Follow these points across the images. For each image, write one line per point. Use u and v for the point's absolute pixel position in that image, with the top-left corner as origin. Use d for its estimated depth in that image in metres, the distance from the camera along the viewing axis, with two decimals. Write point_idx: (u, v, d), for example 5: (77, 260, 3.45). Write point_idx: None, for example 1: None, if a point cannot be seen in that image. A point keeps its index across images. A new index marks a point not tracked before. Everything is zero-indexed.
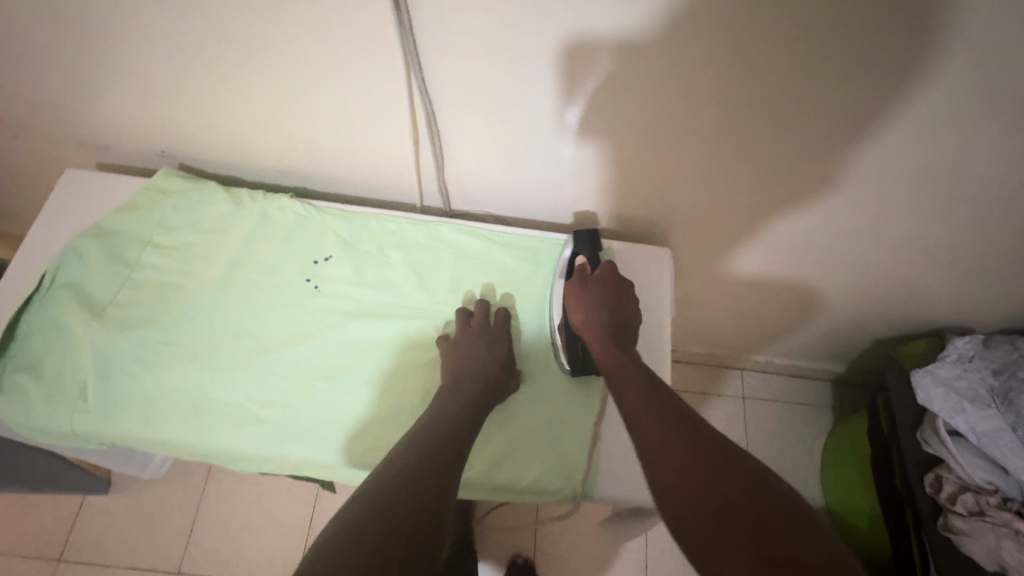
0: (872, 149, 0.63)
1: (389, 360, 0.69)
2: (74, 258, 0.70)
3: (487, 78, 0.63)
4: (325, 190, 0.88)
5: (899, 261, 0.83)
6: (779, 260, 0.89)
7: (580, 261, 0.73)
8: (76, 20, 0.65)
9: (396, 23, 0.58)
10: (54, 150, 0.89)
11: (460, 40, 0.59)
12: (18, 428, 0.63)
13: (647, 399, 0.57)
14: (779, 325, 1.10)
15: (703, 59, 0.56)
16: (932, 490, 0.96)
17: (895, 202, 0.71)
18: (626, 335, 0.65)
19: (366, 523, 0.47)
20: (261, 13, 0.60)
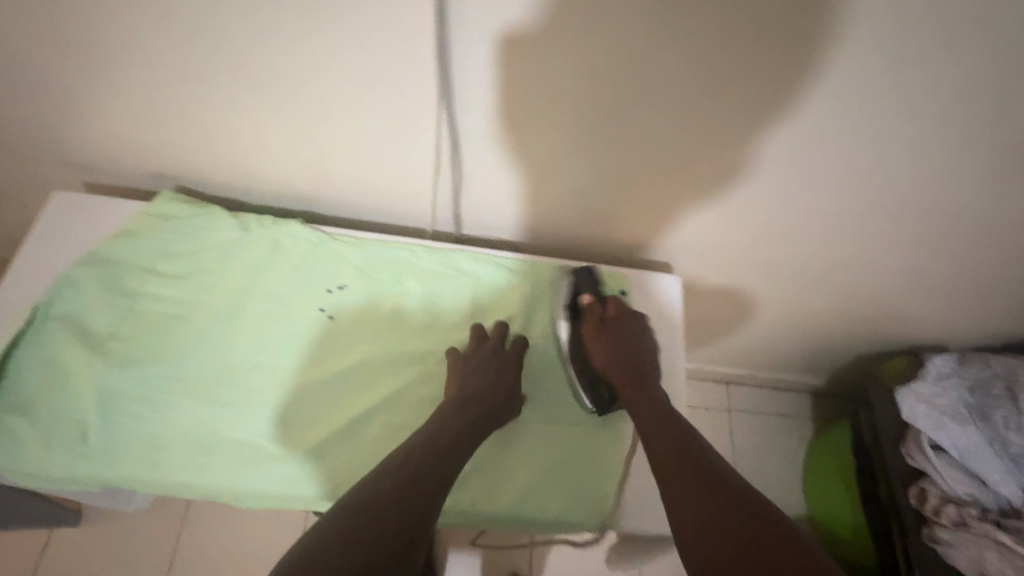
0: (875, 176, 0.68)
1: (411, 392, 0.68)
2: (69, 288, 0.66)
3: (517, 102, 0.63)
4: (332, 215, 0.86)
5: (884, 276, 0.89)
6: (773, 278, 0.93)
7: (587, 300, 0.74)
8: (82, 31, 0.61)
9: (432, 41, 0.57)
10: (33, 168, 0.83)
11: (494, 62, 0.58)
12: (8, 478, 0.58)
13: (654, 420, 0.62)
14: (770, 333, 1.15)
15: (733, 89, 0.58)
16: (917, 502, 1.02)
17: (887, 222, 0.76)
18: (647, 371, 0.69)
19: (349, 526, 0.47)
20: (290, 28, 0.58)
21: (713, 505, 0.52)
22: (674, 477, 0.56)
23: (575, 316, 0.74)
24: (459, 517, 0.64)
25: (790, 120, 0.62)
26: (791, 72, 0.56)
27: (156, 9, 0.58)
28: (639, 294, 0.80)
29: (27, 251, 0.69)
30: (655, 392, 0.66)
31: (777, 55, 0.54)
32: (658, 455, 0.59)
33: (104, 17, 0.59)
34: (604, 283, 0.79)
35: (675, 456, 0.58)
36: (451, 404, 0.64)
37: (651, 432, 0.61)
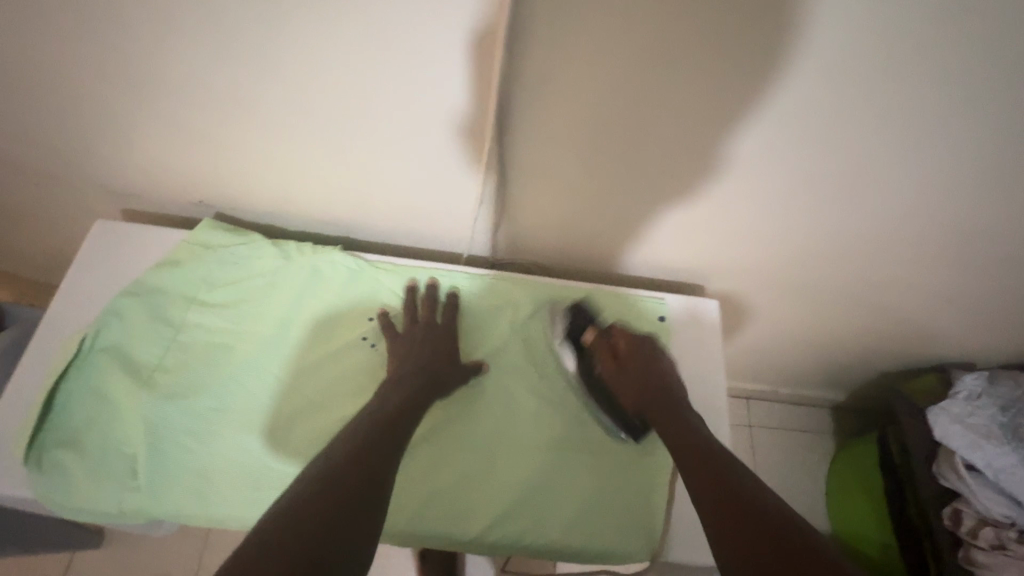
0: (913, 197, 0.69)
1: (456, 421, 0.70)
2: (115, 319, 0.66)
3: (566, 134, 0.64)
4: (369, 241, 0.87)
5: (913, 287, 0.90)
6: (803, 291, 0.94)
7: (590, 340, 0.74)
8: (140, 64, 0.62)
9: (490, 78, 0.58)
10: (73, 194, 0.84)
11: (550, 97, 0.59)
12: (58, 512, 0.58)
13: (686, 444, 0.61)
14: (795, 343, 1.15)
15: (784, 121, 0.60)
16: (951, 523, 1.01)
17: (922, 239, 0.77)
18: (670, 394, 0.67)
19: (313, 507, 0.47)
20: (348, 64, 0.59)
21: (739, 502, 0.53)
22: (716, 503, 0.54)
23: (581, 352, 0.74)
24: (508, 547, 0.64)
25: (831, 147, 0.63)
26: (842, 103, 0.57)
27: (219, 45, 0.59)
28: (677, 321, 0.81)
29: (74, 280, 0.69)
30: (687, 416, 0.65)
31: (832, 89, 0.56)
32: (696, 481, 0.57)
33: (165, 49, 0.60)
34: (644, 309, 0.81)
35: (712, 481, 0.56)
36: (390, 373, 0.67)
37: (685, 457, 0.60)
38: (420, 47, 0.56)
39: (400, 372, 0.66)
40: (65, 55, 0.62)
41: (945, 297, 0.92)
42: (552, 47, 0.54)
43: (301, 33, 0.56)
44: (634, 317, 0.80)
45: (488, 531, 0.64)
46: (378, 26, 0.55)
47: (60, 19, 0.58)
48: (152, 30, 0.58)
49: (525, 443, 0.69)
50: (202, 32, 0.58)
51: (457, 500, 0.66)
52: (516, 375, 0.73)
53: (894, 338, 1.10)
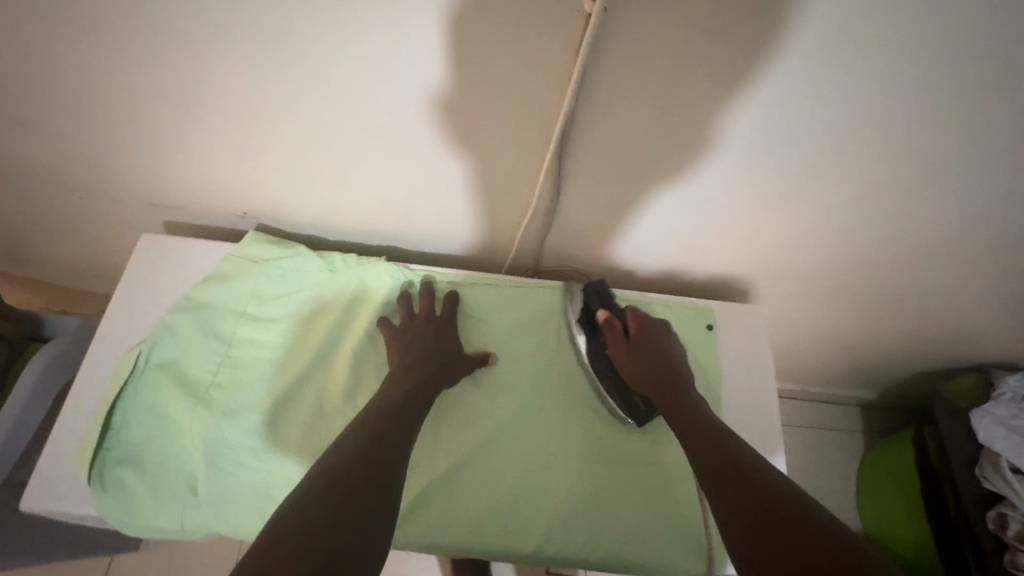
0: (972, 195, 0.68)
1: (510, 432, 0.69)
2: (167, 335, 0.66)
3: (628, 144, 0.63)
4: (415, 251, 0.88)
5: (958, 283, 0.89)
6: (845, 287, 0.93)
7: (604, 317, 0.73)
8: (198, 82, 0.61)
9: (559, 92, 0.57)
10: (118, 208, 0.85)
11: (618, 109, 0.59)
12: (123, 530, 0.59)
13: (698, 436, 0.58)
14: (833, 339, 1.14)
15: (848, 128, 0.59)
16: (996, 527, 0.98)
17: (975, 235, 0.76)
18: (678, 379, 0.66)
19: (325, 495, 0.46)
20: (412, 81, 0.58)
21: (746, 481, 0.51)
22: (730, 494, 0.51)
23: (593, 332, 0.74)
24: (565, 561, 0.64)
25: (893, 151, 0.62)
26: (909, 109, 0.56)
27: (274, 66, 0.58)
28: (727, 330, 0.80)
29: (132, 296, 0.70)
30: (692, 399, 0.64)
31: (901, 98, 0.55)
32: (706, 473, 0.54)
33: (226, 68, 0.59)
34: (693, 315, 0.80)
35: (725, 470, 0.53)
36: (393, 367, 0.66)
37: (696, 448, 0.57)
38: (490, 64, 0.55)
39: (403, 361, 0.66)
40: (122, 75, 0.62)
41: (993, 293, 0.90)
42: (630, 61, 0.53)
43: (370, 53, 0.56)
44: (684, 326, 0.79)
45: (545, 545, 0.64)
46: (449, 44, 0.53)
47: (122, 39, 0.57)
48: (216, 49, 0.57)
49: (578, 456, 0.69)
50: (266, 51, 0.57)
51: (514, 514, 0.65)
52: (566, 381, 0.73)
53: (933, 336, 1.09)
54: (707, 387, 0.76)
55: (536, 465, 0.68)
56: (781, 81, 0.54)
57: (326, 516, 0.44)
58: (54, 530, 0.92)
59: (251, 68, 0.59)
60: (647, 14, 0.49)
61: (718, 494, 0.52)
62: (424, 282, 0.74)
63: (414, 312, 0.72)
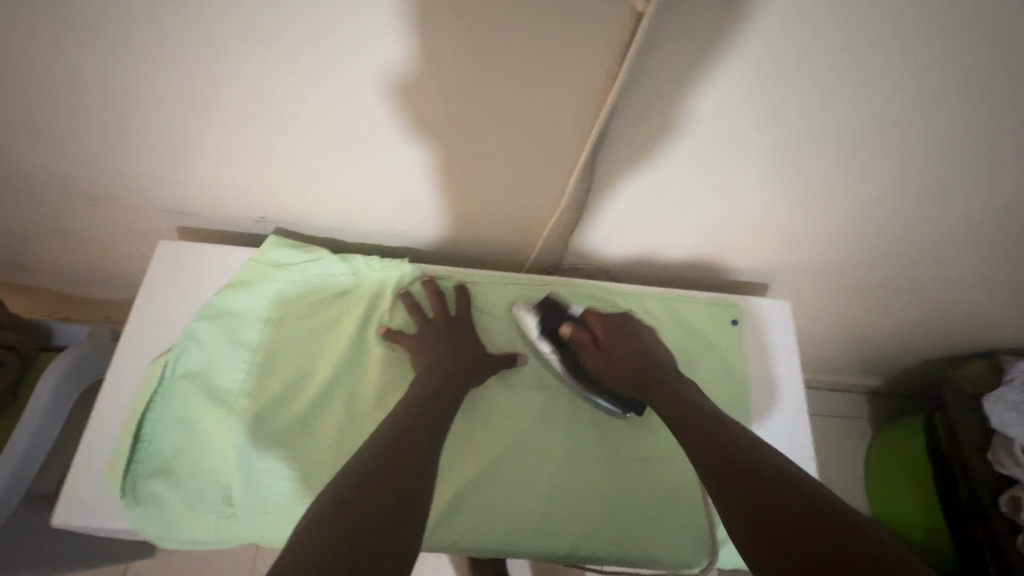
0: (988, 181, 0.69)
1: (541, 430, 0.69)
2: (193, 344, 0.65)
3: (662, 140, 0.64)
4: (437, 251, 0.88)
5: (969, 271, 0.90)
6: (858, 276, 0.94)
7: (569, 331, 0.70)
8: (225, 87, 0.60)
9: (600, 90, 0.57)
10: (131, 215, 0.83)
11: (658, 106, 0.59)
12: (160, 541, 0.59)
13: (704, 437, 0.55)
14: (846, 329, 1.15)
15: (880, 117, 0.60)
16: (1009, 511, 0.99)
17: (988, 221, 0.77)
18: (658, 371, 0.65)
19: (357, 489, 0.45)
20: (449, 86, 0.57)
21: (756, 474, 0.50)
22: (756, 514, 0.47)
23: (562, 347, 0.71)
24: (601, 557, 0.65)
25: (919, 138, 0.63)
26: (940, 97, 0.57)
27: (304, 69, 0.57)
28: (750, 324, 0.81)
29: (158, 307, 0.69)
30: (678, 385, 0.63)
31: (934, 85, 0.56)
32: (725, 488, 0.50)
33: (257, 74, 0.58)
34: (718, 308, 0.80)
35: (744, 485, 0.49)
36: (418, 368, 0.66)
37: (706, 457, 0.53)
38: (532, 64, 0.54)
39: (426, 364, 0.65)
40: (146, 84, 0.60)
41: (1002, 280, 0.92)
42: (675, 56, 0.53)
43: (410, 57, 0.55)
44: (707, 320, 0.79)
45: (581, 543, 0.65)
46: (491, 47, 0.53)
47: (150, 48, 0.55)
48: (249, 56, 0.56)
49: (610, 453, 0.69)
50: (298, 56, 0.55)
51: (550, 515, 0.65)
52: None
53: (943, 323, 1.10)
54: (736, 380, 0.76)
55: (569, 461, 0.68)
56: (825, 71, 0.55)
57: (360, 510, 0.43)
58: (65, 546, 0.89)
59: (284, 73, 0.58)
60: (697, 11, 0.49)
61: (742, 512, 0.48)
62: (425, 280, 0.73)
63: (429, 319, 0.70)
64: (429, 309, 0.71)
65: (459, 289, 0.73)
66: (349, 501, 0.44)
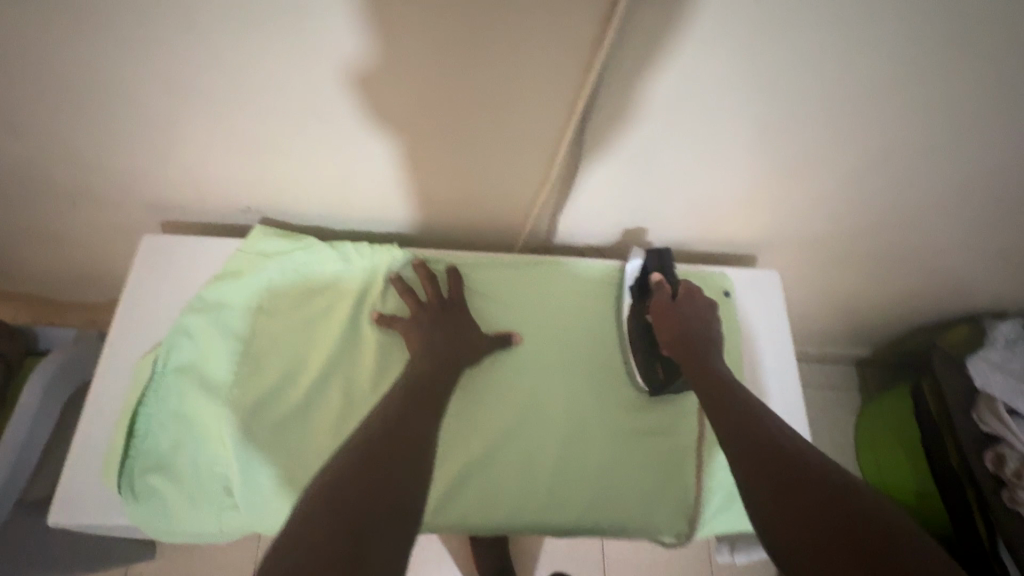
0: (965, 143, 0.70)
1: (540, 406, 0.70)
2: (184, 337, 0.64)
3: (647, 111, 0.63)
4: (427, 237, 0.88)
5: (950, 235, 0.92)
6: (844, 246, 0.95)
7: (656, 279, 0.71)
8: (199, 72, 0.58)
9: (584, 61, 0.56)
10: (112, 212, 0.81)
11: (643, 75, 0.59)
12: (162, 536, 0.59)
13: (739, 420, 0.53)
14: (834, 300, 1.17)
15: (862, 78, 0.60)
16: (994, 467, 1.01)
17: (966, 184, 0.78)
18: (705, 347, 0.63)
19: (351, 468, 0.44)
20: (429, 61, 0.56)
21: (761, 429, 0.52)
22: (775, 499, 0.46)
23: (642, 297, 0.73)
24: (603, 530, 0.66)
25: (899, 100, 0.63)
26: (919, 57, 0.58)
27: (280, 49, 0.56)
28: (741, 295, 0.82)
29: (145, 302, 0.68)
30: (717, 370, 0.61)
31: (913, 44, 0.56)
32: (747, 470, 0.49)
33: (234, 56, 0.56)
34: (709, 281, 0.81)
35: (778, 474, 0.47)
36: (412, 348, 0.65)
37: (739, 441, 0.51)
38: (516, 36, 0.54)
39: (420, 343, 0.65)
40: (117, 72, 0.58)
41: (983, 243, 0.93)
42: (659, 21, 0.53)
43: (388, 34, 0.53)
44: None
45: (583, 516, 0.66)
46: (474, 19, 0.52)
47: (119, 32, 0.54)
48: (225, 36, 0.54)
49: (608, 427, 0.70)
50: (273, 35, 0.54)
51: (553, 491, 0.66)
52: (588, 345, 0.74)
53: (927, 290, 1.12)
54: (732, 351, 0.77)
55: (569, 437, 0.69)
56: (805, 34, 0.55)
57: (351, 489, 0.42)
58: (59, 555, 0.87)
59: (262, 55, 0.56)
60: None
61: (744, 457, 0.50)
62: (417, 263, 0.72)
63: (422, 301, 0.70)
64: (423, 291, 0.71)
65: (452, 271, 0.73)
66: (343, 477, 0.43)
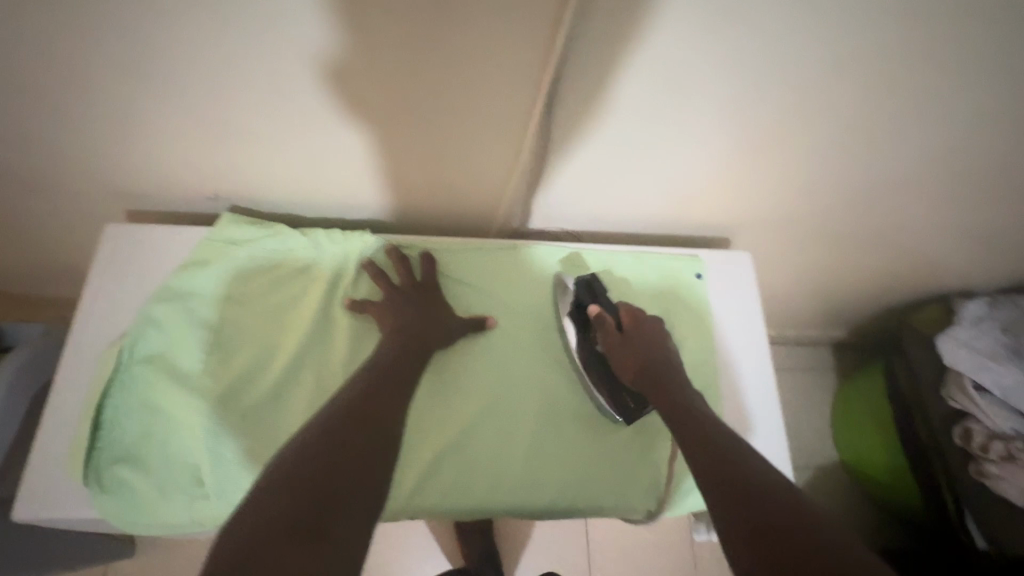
0: (926, 123, 0.71)
1: (514, 390, 0.70)
2: (150, 327, 0.63)
3: (614, 94, 0.63)
4: (400, 223, 0.87)
5: (917, 214, 0.93)
6: (816, 226, 0.97)
7: (596, 312, 0.70)
8: (152, 55, 0.56)
9: (547, 42, 0.56)
10: (74, 203, 0.79)
11: (607, 57, 0.58)
12: (133, 527, 0.58)
13: (706, 451, 0.54)
14: (808, 281, 1.19)
15: (825, 59, 0.61)
16: (962, 441, 1.03)
17: (929, 163, 0.80)
18: (668, 372, 0.64)
19: (309, 456, 0.43)
20: (387, 43, 0.55)
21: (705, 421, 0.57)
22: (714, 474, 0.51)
23: (584, 329, 0.71)
24: (579, 509, 0.67)
25: (861, 79, 0.64)
26: (878, 36, 0.58)
27: (236, 32, 0.54)
28: (713, 276, 0.83)
29: (109, 293, 0.67)
30: (682, 395, 0.62)
31: (872, 22, 0.56)
32: (694, 452, 0.54)
33: (187, 37, 0.54)
34: (682, 264, 0.81)
35: (742, 503, 0.47)
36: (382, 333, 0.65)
37: (708, 474, 0.51)
38: (479, 17, 0.53)
39: (389, 326, 0.64)
40: (66, 54, 0.56)
41: (948, 221, 0.96)
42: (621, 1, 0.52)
43: (345, 15, 0.52)
44: (673, 274, 0.80)
45: (558, 497, 0.66)
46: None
47: (65, 13, 0.51)
48: (178, 17, 0.52)
49: (583, 409, 0.71)
50: (226, 16, 0.52)
51: (528, 474, 0.66)
52: (562, 330, 0.74)
53: (898, 270, 1.14)
54: (703, 332, 0.78)
55: (544, 419, 0.69)
56: (767, 14, 0.55)
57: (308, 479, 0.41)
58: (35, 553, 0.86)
59: (216, 36, 0.54)
60: None
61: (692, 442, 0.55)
62: (389, 248, 0.72)
63: (394, 285, 0.69)
64: (395, 275, 0.71)
65: (425, 256, 0.72)
66: (313, 455, 0.43)
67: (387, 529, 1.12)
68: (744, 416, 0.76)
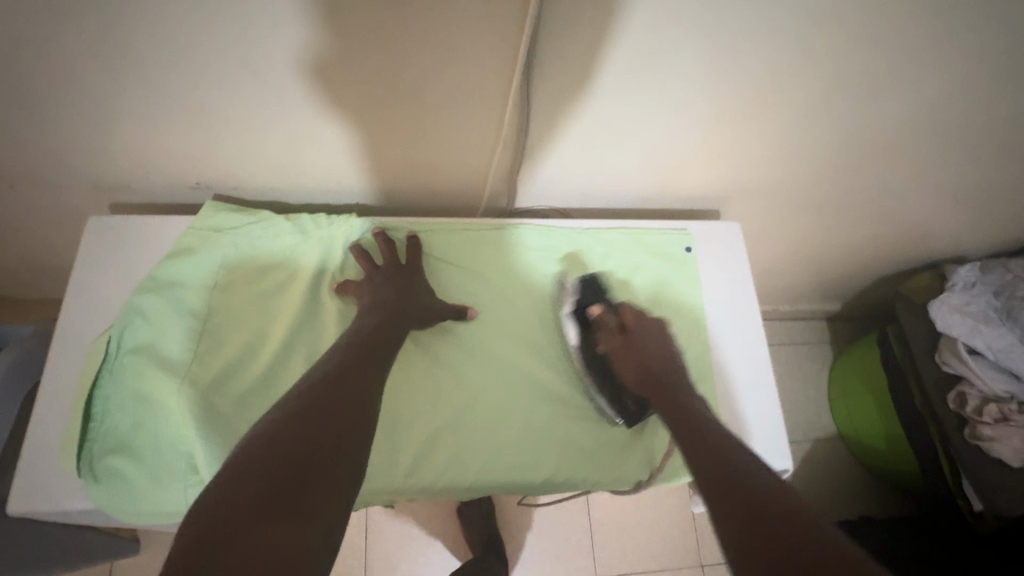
0: (911, 87, 0.70)
1: (505, 368, 0.70)
2: (137, 317, 0.63)
3: (594, 67, 0.62)
4: (387, 207, 0.86)
5: (905, 181, 0.93)
6: (804, 196, 0.96)
7: (597, 312, 0.69)
8: (116, 44, 0.55)
9: (521, 15, 0.54)
10: (55, 198, 0.78)
11: (584, 28, 0.56)
12: (128, 518, 0.58)
13: (699, 440, 0.52)
14: (800, 253, 1.18)
15: (807, 23, 0.59)
16: (956, 405, 1.04)
17: (915, 129, 0.79)
18: (669, 375, 0.62)
19: (276, 448, 0.42)
20: (356, 21, 0.53)
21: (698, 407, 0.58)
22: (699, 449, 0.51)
23: (586, 329, 0.70)
24: (575, 484, 0.67)
25: (845, 43, 0.63)
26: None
27: (200, 16, 0.52)
28: (702, 249, 0.83)
29: (95, 286, 0.67)
30: (681, 393, 0.60)
31: None
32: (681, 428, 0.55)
33: (150, 23, 0.53)
34: (671, 238, 0.81)
35: (725, 483, 0.46)
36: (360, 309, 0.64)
37: (695, 449, 0.51)
38: None
39: (371, 305, 0.64)
40: (22, 45, 0.54)
41: (937, 187, 0.95)
42: None
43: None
44: (662, 249, 0.80)
45: (553, 474, 0.66)
46: None
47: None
48: (136, 2, 0.50)
49: (575, 385, 0.71)
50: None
51: (522, 451, 0.66)
52: (552, 308, 0.74)
53: (888, 238, 1.14)
54: (692, 307, 0.79)
55: (536, 395, 0.69)
56: None
57: (271, 471, 0.40)
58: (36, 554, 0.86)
59: (181, 21, 0.53)
60: None
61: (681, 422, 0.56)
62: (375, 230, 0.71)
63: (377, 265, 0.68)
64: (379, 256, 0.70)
65: (411, 238, 0.72)
66: (277, 446, 0.42)
67: (390, 515, 1.13)
68: (735, 388, 0.76)
